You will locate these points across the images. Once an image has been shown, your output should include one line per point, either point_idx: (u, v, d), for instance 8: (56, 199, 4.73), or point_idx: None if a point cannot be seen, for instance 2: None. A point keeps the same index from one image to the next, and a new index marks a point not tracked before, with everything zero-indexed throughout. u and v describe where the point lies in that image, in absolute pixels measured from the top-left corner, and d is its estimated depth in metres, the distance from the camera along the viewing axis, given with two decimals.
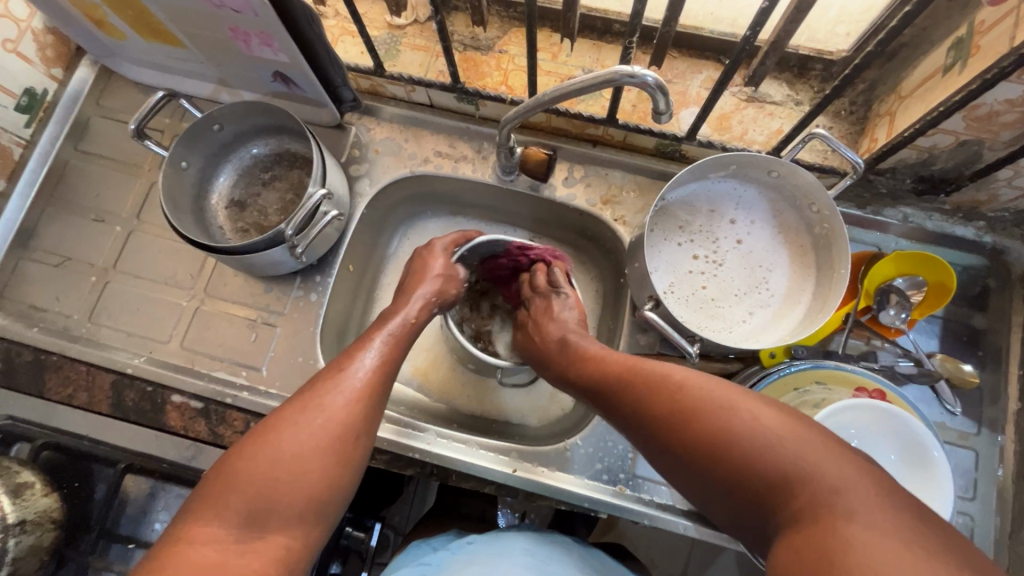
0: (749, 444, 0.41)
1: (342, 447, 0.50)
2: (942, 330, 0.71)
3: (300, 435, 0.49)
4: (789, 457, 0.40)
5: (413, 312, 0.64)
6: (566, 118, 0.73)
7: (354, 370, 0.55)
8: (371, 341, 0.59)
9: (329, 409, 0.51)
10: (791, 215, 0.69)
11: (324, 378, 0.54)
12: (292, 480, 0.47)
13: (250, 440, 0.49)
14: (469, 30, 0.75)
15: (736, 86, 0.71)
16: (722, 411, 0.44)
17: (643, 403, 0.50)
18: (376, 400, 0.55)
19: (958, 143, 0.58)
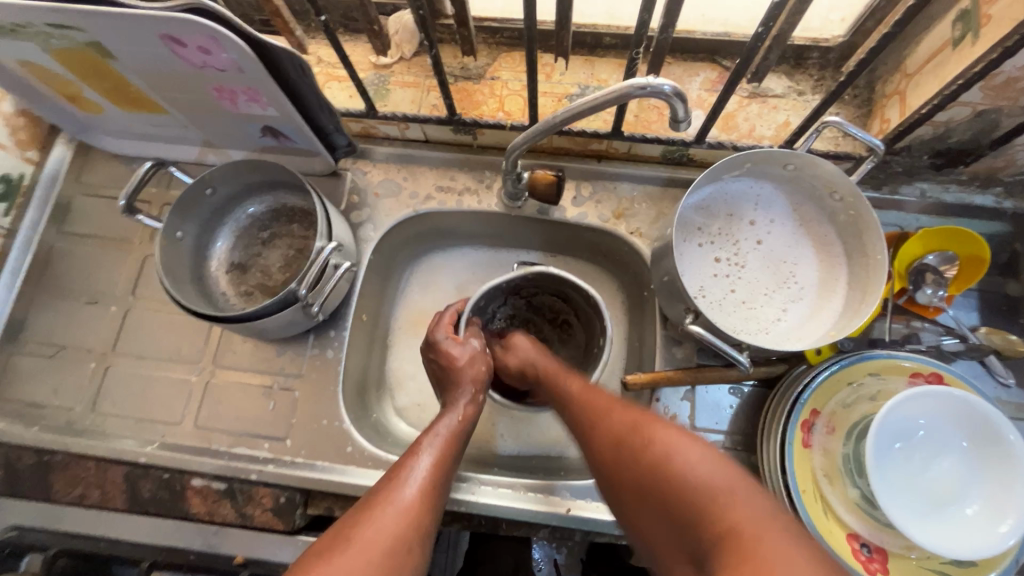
0: (687, 491, 0.44)
1: (390, 567, 0.46)
2: (979, 302, 0.70)
3: (352, 558, 0.45)
4: (730, 513, 0.41)
5: (466, 408, 0.61)
6: (569, 137, 0.71)
7: (409, 479, 0.53)
8: (421, 446, 0.57)
9: (382, 526, 0.48)
10: (812, 205, 0.67)
11: (378, 491, 0.52)
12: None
13: (306, 562, 0.46)
14: (458, 61, 0.73)
15: (736, 85, 0.70)
16: (666, 452, 0.47)
17: (603, 428, 0.53)
18: (433, 515, 0.52)
19: (975, 114, 0.57)
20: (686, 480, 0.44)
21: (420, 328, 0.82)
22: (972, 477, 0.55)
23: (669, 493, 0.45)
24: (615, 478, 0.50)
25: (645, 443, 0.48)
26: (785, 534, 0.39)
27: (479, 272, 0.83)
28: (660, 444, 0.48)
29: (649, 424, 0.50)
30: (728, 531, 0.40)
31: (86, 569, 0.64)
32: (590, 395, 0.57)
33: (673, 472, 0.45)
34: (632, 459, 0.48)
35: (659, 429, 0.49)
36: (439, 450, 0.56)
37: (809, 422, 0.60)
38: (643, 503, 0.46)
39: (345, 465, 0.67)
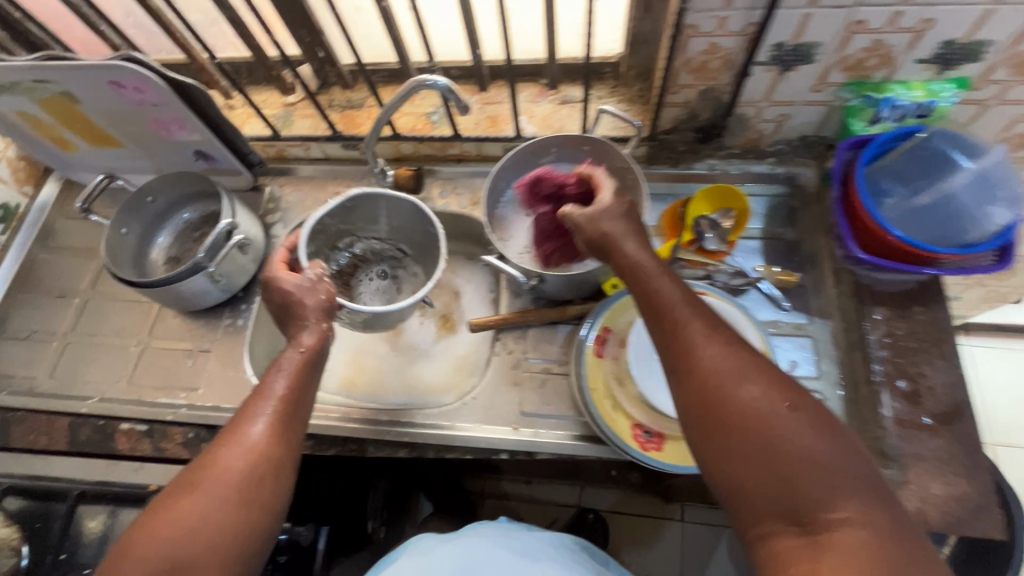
0: (721, 382, 0.49)
1: (244, 499, 0.51)
2: (762, 247, 0.85)
3: (200, 498, 0.50)
4: (753, 404, 0.47)
5: (308, 339, 0.62)
6: (426, 143, 0.92)
7: (254, 419, 0.55)
8: (271, 381, 0.58)
9: (228, 466, 0.52)
10: (613, 175, 0.85)
11: (226, 432, 0.54)
12: (187, 545, 0.48)
13: (157, 505, 0.51)
14: (345, 95, 0.96)
15: (550, 96, 0.90)
16: (697, 341, 0.51)
17: (703, 385, 0.50)
18: (288, 448, 0.55)
19: (700, 93, 0.76)
20: (718, 373, 0.49)
21: None
22: None
23: (700, 377, 0.50)
24: (701, 421, 0.50)
25: (692, 330, 0.52)
26: (809, 425, 0.46)
27: None
28: (701, 333, 0.52)
29: (683, 307, 0.53)
30: (760, 420, 0.47)
31: (32, 507, 0.77)
32: (703, 348, 0.51)
33: (709, 360, 0.50)
34: (668, 341, 0.53)
35: (694, 315, 0.53)
36: (286, 386, 0.57)
37: (602, 337, 0.74)
38: (682, 383, 0.51)
39: None
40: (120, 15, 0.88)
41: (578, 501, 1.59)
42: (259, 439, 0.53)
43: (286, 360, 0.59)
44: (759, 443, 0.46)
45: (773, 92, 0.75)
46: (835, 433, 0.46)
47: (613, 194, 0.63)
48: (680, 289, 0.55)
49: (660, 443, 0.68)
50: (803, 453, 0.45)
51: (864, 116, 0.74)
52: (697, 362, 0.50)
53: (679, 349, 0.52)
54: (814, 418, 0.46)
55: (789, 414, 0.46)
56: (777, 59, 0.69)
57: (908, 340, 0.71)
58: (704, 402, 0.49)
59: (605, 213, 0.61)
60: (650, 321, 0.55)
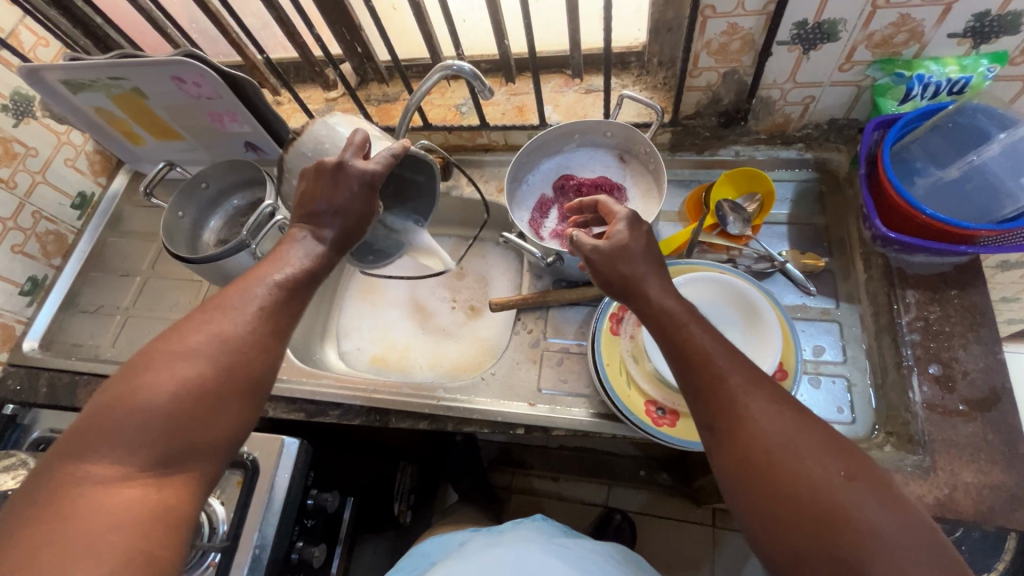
0: (766, 447, 0.46)
1: (245, 387, 0.49)
2: (789, 233, 0.84)
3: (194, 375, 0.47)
4: (807, 477, 0.44)
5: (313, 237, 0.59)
6: (455, 133, 0.96)
7: (248, 306, 0.52)
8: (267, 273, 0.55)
9: (225, 349, 0.49)
10: (635, 161, 0.87)
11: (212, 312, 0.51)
12: (184, 411, 0.46)
13: (140, 366, 0.47)
14: (381, 90, 1.02)
15: (575, 85, 0.93)
16: (737, 400, 0.48)
17: (743, 446, 0.47)
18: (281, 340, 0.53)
19: (722, 76, 0.77)
20: (764, 438, 0.46)
21: (360, 292, 1.05)
22: (742, 345, 0.69)
23: (742, 438, 0.47)
24: (744, 485, 0.46)
25: (731, 388, 0.49)
26: (871, 498, 0.42)
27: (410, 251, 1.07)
28: (742, 391, 0.49)
29: (721, 361, 0.51)
30: (815, 491, 0.43)
31: None
32: (744, 403, 0.48)
33: (752, 423, 0.47)
34: (705, 396, 0.51)
35: (734, 370, 0.50)
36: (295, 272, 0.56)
37: (618, 315, 0.75)
38: (723, 445, 0.48)
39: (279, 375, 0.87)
40: (186, 21, 0.98)
41: (606, 502, 1.56)
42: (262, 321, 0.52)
43: (302, 246, 0.58)
44: (814, 518, 0.42)
45: (797, 73, 0.74)
46: (903, 509, 0.42)
47: (627, 228, 0.60)
48: (717, 343, 0.52)
49: (674, 420, 0.68)
50: (866, 532, 0.41)
51: (893, 95, 0.72)
52: (740, 423, 0.48)
53: (718, 408, 0.49)
54: (875, 490, 0.43)
55: (847, 484, 0.43)
56: (800, 37, 0.69)
57: (941, 325, 0.68)
58: (748, 468, 0.46)
59: (630, 256, 0.59)
60: (685, 375, 0.52)
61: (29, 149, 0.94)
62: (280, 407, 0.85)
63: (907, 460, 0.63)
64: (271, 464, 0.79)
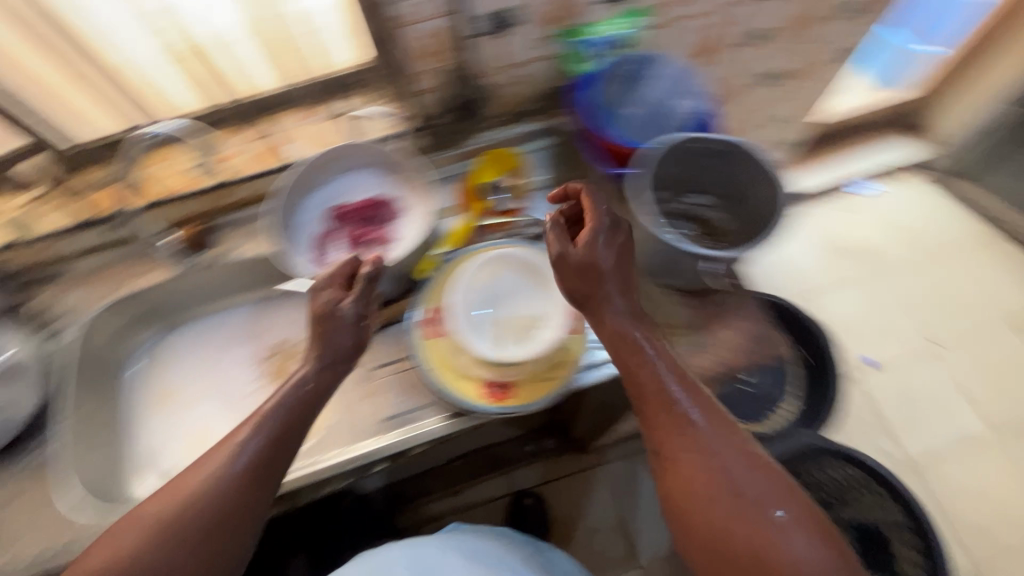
0: (698, 474, 0.58)
1: (207, 546, 0.57)
2: (548, 194, 0.94)
3: (179, 530, 0.56)
4: (752, 524, 0.54)
5: (313, 376, 0.67)
6: (203, 197, 0.88)
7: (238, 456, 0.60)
8: (247, 429, 0.62)
9: (222, 495, 0.58)
10: (394, 173, 0.89)
11: (212, 454, 0.61)
12: (167, 546, 0.56)
13: (166, 494, 0.59)
14: (97, 176, 0.89)
15: (312, 117, 0.91)
16: (680, 449, 0.60)
17: (679, 460, 0.59)
18: (259, 494, 0.60)
19: (439, 74, 0.84)
20: (702, 466, 0.58)
21: (160, 402, 0.92)
22: (540, 304, 0.77)
23: (691, 484, 0.58)
24: (675, 489, 0.59)
25: (687, 433, 0.60)
26: (804, 541, 0.53)
27: (206, 333, 0.97)
28: (691, 418, 0.61)
29: (676, 397, 0.62)
30: (751, 528, 0.54)
31: None
32: (682, 428, 0.60)
33: (703, 449, 0.59)
34: (651, 421, 0.63)
35: (685, 400, 0.62)
36: (274, 439, 0.62)
37: (431, 317, 0.78)
38: (676, 490, 0.59)
39: (74, 538, 0.72)
40: None
41: (510, 489, 1.62)
42: (255, 461, 0.60)
43: (276, 410, 0.63)
44: (751, 560, 0.53)
45: (501, 57, 0.84)
46: (829, 543, 0.53)
47: (606, 245, 0.69)
48: (674, 374, 0.63)
49: (509, 390, 0.73)
50: (777, 557, 0.52)
51: (580, 59, 0.86)
52: (693, 449, 0.59)
53: (663, 457, 0.61)
54: (805, 528, 0.54)
55: (783, 523, 0.54)
56: (487, 27, 0.77)
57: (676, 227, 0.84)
58: (684, 491, 0.58)
59: (608, 309, 0.68)
60: (643, 416, 0.64)
61: None
62: None
63: (693, 339, 0.80)
64: None
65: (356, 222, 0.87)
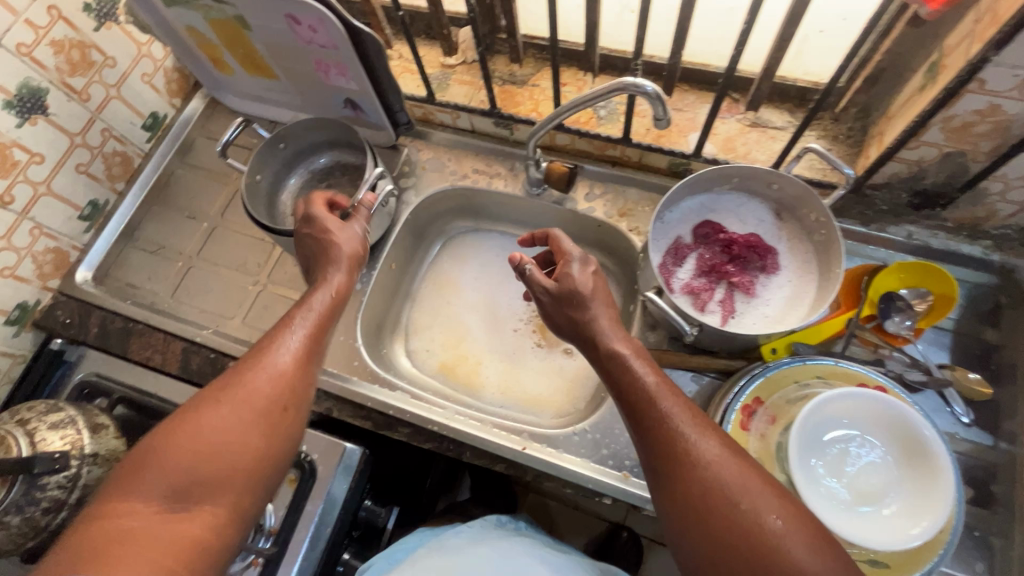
0: (721, 493, 0.47)
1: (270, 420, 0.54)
2: (950, 343, 0.73)
3: (234, 411, 0.52)
4: (749, 509, 0.46)
5: (338, 283, 0.67)
6: (587, 140, 0.83)
7: (275, 350, 0.58)
8: (292, 324, 0.61)
9: (261, 381, 0.55)
10: (794, 223, 0.74)
11: (252, 353, 0.57)
12: (224, 430, 0.52)
13: (223, 386, 0.54)
14: (508, 69, 0.88)
15: (739, 114, 0.79)
16: (707, 461, 0.49)
17: (708, 498, 0.48)
18: (308, 377, 0.58)
19: (942, 156, 0.64)
20: (738, 507, 0.47)
21: (440, 288, 0.96)
22: (896, 485, 0.58)
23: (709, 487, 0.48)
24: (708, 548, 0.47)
25: (678, 424, 0.51)
26: (809, 549, 0.44)
27: (502, 251, 0.96)
28: (694, 424, 0.51)
29: (684, 423, 0.51)
30: (749, 525, 0.46)
31: (139, 421, 0.79)
32: (704, 454, 0.49)
33: (739, 491, 0.47)
34: (666, 456, 0.51)
35: (678, 411, 0.52)
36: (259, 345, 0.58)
37: (750, 407, 0.66)
38: (688, 520, 0.48)
39: (350, 374, 0.81)
40: None
41: None
42: (295, 350, 0.59)
43: (320, 296, 0.65)
44: (745, 547, 0.45)
45: None
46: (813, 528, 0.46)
47: (580, 267, 0.63)
48: (645, 364, 0.57)
49: None
50: None
51: None
52: (729, 492, 0.47)
53: (678, 452, 0.50)
54: (805, 526, 0.45)
55: (782, 533, 0.45)
56: None
57: None
58: (714, 517, 0.47)
59: (600, 332, 0.59)
60: (654, 454, 0.51)
61: (106, 57, 0.86)
62: (345, 411, 0.79)
63: None
64: (328, 475, 0.72)
65: (723, 252, 0.73)
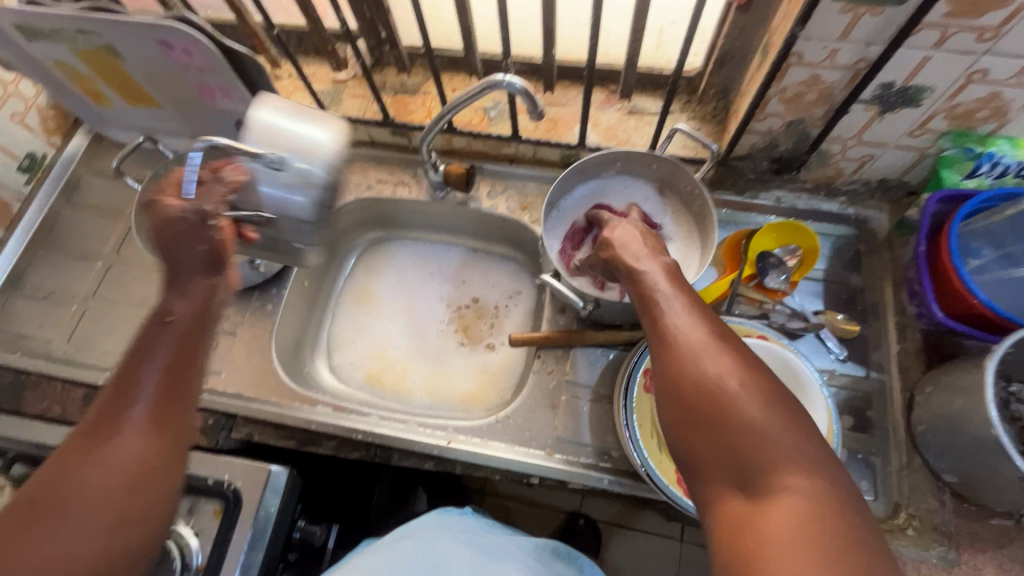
0: (695, 366, 0.45)
1: (123, 510, 0.43)
2: (823, 290, 0.80)
3: (68, 519, 0.42)
4: (739, 410, 0.42)
5: (182, 306, 0.50)
6: (481, 140, 0.87)
7: (118, 425, 0.45)
8: (133, 379, 0.47)
9: (102, 473, 0.43)
10: (675, 198, 0.80)
11: (83, 438, 0.45)
12: (58, 542, 0.41)
13: (46, 497, 0.42)
14: (398, 79, 0.91)
15: (617, 104, 0.85)
16: (705, 372, 0.45)
17: (683, 371, 0.46)
18: (166, 446, 0.46)
19: (786, 124, 0.72)
20: (710, 375, 0.44)
21: (358, 300, 0.96)
22: None
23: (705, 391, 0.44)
24: (686, 418, 0.45)
25: (671, 316, 0.50)
26: (797, 453, 0.40)
27: (416, 257, 0.98)
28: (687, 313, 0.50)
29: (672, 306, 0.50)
30: (726, 400, 0.43)
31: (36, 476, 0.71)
32: (689, 335, 0.47)
33: (714, 360, 0.45)
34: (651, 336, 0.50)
35: (678, 310, 0.50)
36: (90, 423, 0.45)
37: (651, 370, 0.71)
38: (681, 422, 0.46)
39: (268, 397, 0.79)
40: None
41: None
42: (141, 418, 0.46)
43: (159, 333, 0.49)
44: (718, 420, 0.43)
45: (866, 132, 0.69)
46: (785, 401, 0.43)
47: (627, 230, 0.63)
48: (670, 285, 0.53)
49: None
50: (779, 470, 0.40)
51: (960, 169, 0.69)
52: (705, 359, 0.45)
53: (667, 337, 0.48)
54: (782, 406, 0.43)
55: (756, 414, 0.42)
56: (880, 98, 0.64)
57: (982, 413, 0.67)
58: (689, 382, 0.45)
59: (633, 261, 0.58)
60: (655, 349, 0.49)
61: None
62: (267, 434, 0.79)
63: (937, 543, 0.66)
64: (253, 500, 0.71)
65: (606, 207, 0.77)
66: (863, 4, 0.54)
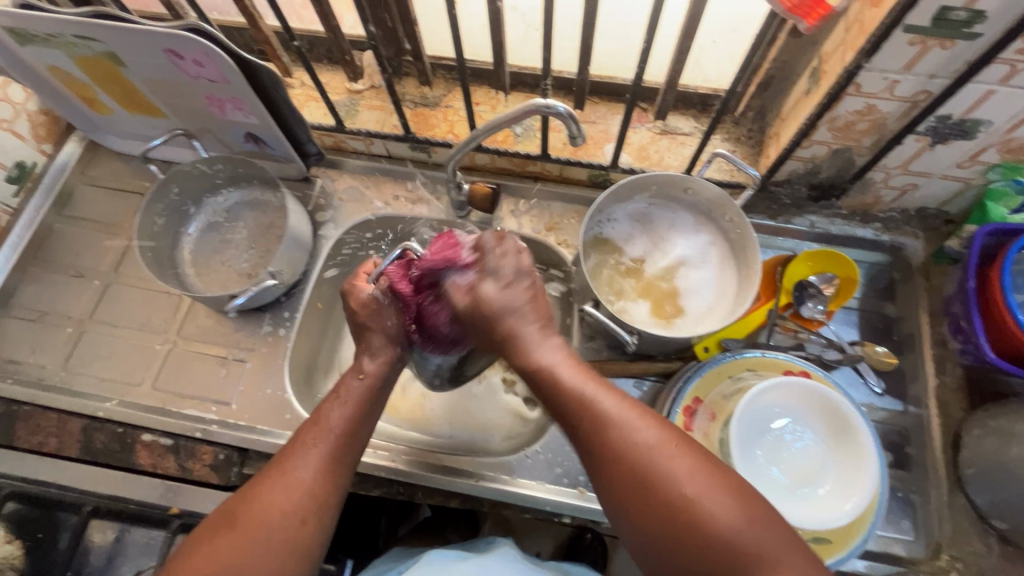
0: (654, 474, 0.46)
1: (295, 536, 0.49)
2: (858, 320, 0.78)
3: (250, 534, 0.48)
4: (708, 514, 0.44)
5: (370, 365, 0.61)
6: (506, 158, 0.83)
7: (303, 454, 0.53)
8: (322, 419, 0.56)
9: (284, 495, 0.50)
10: (710, 224, 0.77)
11: (274, 465, 0.53)
12: (240, 552, 0.47)
13: (240, 506, 0.50)
14: (419, 90, 0.86)
15: (649, 123, 0.82)
16: (658, 476, 0.46)
17: (635, 482, 0.47)
18: (336, 484, 0.53)
19: (831, 152, 0.69)
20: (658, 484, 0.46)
21: None
22: (828, 461, 0.63)
23: (656, 500, 0.45)
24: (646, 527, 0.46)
25: (601, 418, 0.50)
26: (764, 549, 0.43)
27: None
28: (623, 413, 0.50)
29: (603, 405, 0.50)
30: (688, 506, 0.44)
31: (34, 517, 0.72)
32: (637, 437, 0.48)
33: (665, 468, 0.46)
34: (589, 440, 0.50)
35: (613, 405, 0.50)
36: (284, 451, 0.54)
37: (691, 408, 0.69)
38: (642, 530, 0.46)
39: (282, 429, 0.75)
40: None
41: None
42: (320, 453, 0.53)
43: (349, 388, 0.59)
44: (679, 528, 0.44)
45: (913, 163, 0.67)
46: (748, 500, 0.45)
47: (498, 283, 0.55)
48: (583, 383, 0.52)
49: None
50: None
51: (1008, 203, 0.68)
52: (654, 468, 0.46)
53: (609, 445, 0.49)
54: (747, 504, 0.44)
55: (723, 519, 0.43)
56: (934, 131, 0.62)
57: None
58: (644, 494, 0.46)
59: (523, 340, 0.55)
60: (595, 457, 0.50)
61: None
62: None
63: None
64: None
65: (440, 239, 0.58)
66: (935, 37, 0.51)
